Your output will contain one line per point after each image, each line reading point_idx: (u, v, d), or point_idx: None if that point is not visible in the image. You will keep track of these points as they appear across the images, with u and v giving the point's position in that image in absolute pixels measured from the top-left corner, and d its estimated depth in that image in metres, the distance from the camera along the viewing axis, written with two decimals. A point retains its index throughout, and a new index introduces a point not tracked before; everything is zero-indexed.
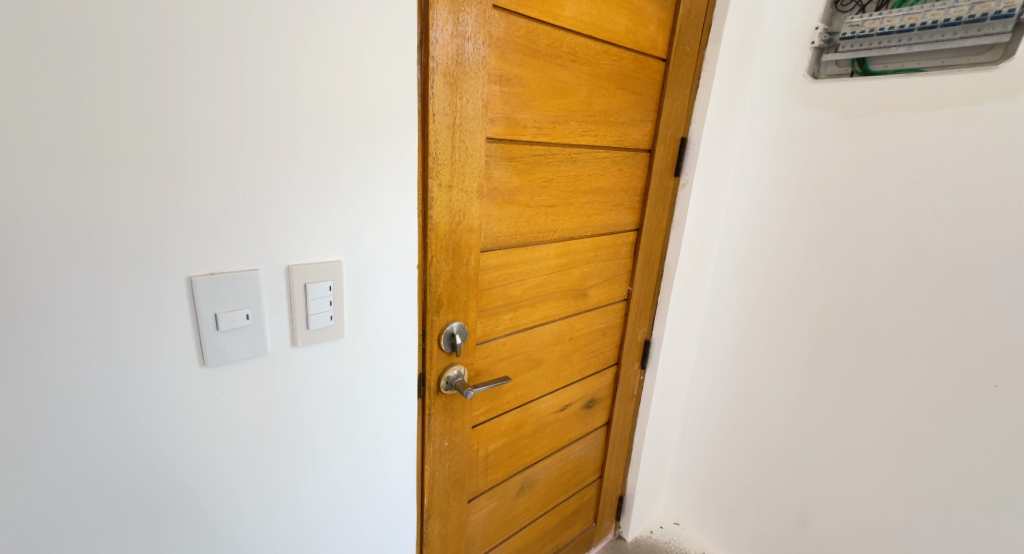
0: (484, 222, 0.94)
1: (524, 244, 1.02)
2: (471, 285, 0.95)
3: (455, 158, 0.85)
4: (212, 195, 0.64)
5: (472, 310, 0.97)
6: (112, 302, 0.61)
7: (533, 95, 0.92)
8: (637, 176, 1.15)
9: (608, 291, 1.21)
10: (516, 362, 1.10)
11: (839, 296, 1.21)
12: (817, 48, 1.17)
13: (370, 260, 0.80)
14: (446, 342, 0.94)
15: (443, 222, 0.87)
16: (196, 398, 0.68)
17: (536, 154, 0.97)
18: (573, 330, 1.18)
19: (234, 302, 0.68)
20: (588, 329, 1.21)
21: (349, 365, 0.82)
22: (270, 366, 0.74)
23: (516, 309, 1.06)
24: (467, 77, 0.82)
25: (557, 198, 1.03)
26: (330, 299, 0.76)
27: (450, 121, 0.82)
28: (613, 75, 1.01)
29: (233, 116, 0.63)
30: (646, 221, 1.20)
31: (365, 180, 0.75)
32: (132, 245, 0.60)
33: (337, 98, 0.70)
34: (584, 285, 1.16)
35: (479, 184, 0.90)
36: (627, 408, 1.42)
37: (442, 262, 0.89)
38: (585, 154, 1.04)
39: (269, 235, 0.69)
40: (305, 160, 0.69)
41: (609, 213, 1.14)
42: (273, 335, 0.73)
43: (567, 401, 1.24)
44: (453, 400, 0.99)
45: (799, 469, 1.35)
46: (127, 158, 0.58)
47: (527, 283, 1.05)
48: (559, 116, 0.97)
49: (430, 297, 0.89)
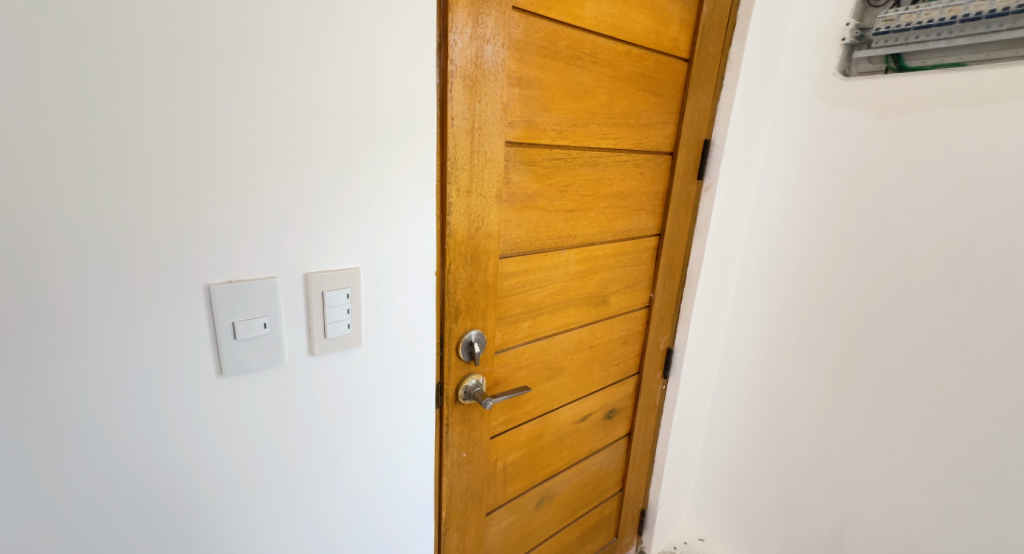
0: (502, 229, 0.92)
1: (543, 250, 1.00)
2: (490, 293, 0.94)
3: (474, 164, 0.83)
4: (232, 201, 0.63)
5: (490, 318, 0.95)
6: (129, 313, 0.60)
7: (553, 98, 0.90)
8: (659, 179, 1.12)
9: (629, 299, 1.18)
10: (535, 371, 1.07)
11: (873, 302, 1.17)
12: (848, 45, 1.13)
13: (388, 267, 0.78)
14: (464, 351, 0.93)
15: (461, 228, 0.85)
16: (213, 409, 0.67)
17: (555, 157, 0.95)
18: (593, 338, 1.15)
19: (252, 311, 0.67)
20: (609, 337, 1.18)
21: (369, 373, 0.80)
22: (286, 376, 0.72)
23: (534, 317, 1.03)
24: (486, 81, 0.80)
25: (577, 203, 1.01)
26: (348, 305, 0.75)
27: (469, 125, 0.81)
28: (635, 76, 0.99)
29: (255, 118, 0.62)
30: (669, 226, 1.16)
31: (385, 183, 0.74)
32: (152, 251, 0.60)
33: (358, 102, 0.69)
34: (605, 292, 1.13)
35: (498, 191, 0.88)
36: (649, 419, 1.37)
37: (460, 268, 0.88)
38: (605, 158, 1.02)
39: (290, 241, 0.68)
40: (327, 164, 0.68)
41: (630, 217, 1.10)
42: (291, 342, 0.71)
43: (587, 411, 1.20)
44: (471, 410, 0.97)
45: (832, 484, 1.29)
46: (146, 162, 0.57)
47: (546, 290, 1.03)
48: (579, 119, 0.95)
49: (447, 305, 0.88)
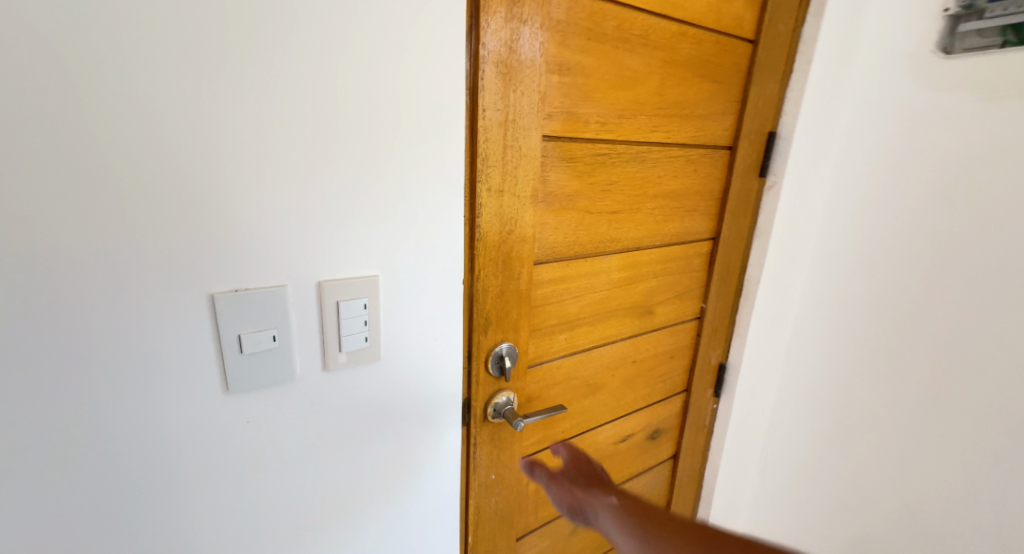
0: (536, 231, 0.84)
1: (583, 256, 0.90)
2: (523, 302, 0.85)
3: (508, 159, 0.74)
4: (238, 204, 0.56)
5: (523, 330, 0.87)
6: (126, 328, 0.54)
7: (597, 86, 0.80)
8: (715, 177, 1.00)
9: (677, 309, 1.07)
10: (572, 387, 0.98)
11: (974, 320, 1.00)
12: (952, 17, 0.96)
13: (410, 274, 0.70)
14: (493, 365, 0.85)
15: (492, 231, 0.77)
16: (219, 432, 0.61)
17: (599, 153, 0.85)
18: (636, 352, 1.04)
19: (260, 323, 0.60)
20: (654, 351, 1.07)
21: (388, 391, 0.73)
22: (298, 394, 0.66)
23: (572, 328, 0.94)
24: (523, 67, 0.71)
25: (621, 203, 0.91)
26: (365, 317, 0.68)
27: (502, 117, 0.72)
28: (691, 60, 0.88)
29: (262, 110, 0.55)
30: (725, 229, 1.04)
31: (406, 182, 0.66)
32: (150, 260, 0.54)
33: (379, 92, 0.61)
34: (651, 302, 1.02)
35: (533, 190, 0.79)
36: (697, 440, 1.25)
37: (490, 276, 0.79)
38: (655, 153, 0.91)
39: (303, 248, 0.61)
40: (344, 163, 0.61)
41: (680, 220, 0.99)
42: (296, 361, 0.64)
43: (629, 431, 1.10)
44: (501, 429, 0.89)
45: (913, 526, 1.14)
46: (142, 161, 0.51)
47: (585, 299, 0.93)
48: (626, 110, 0.84)
49: (476, 315, 0.80)
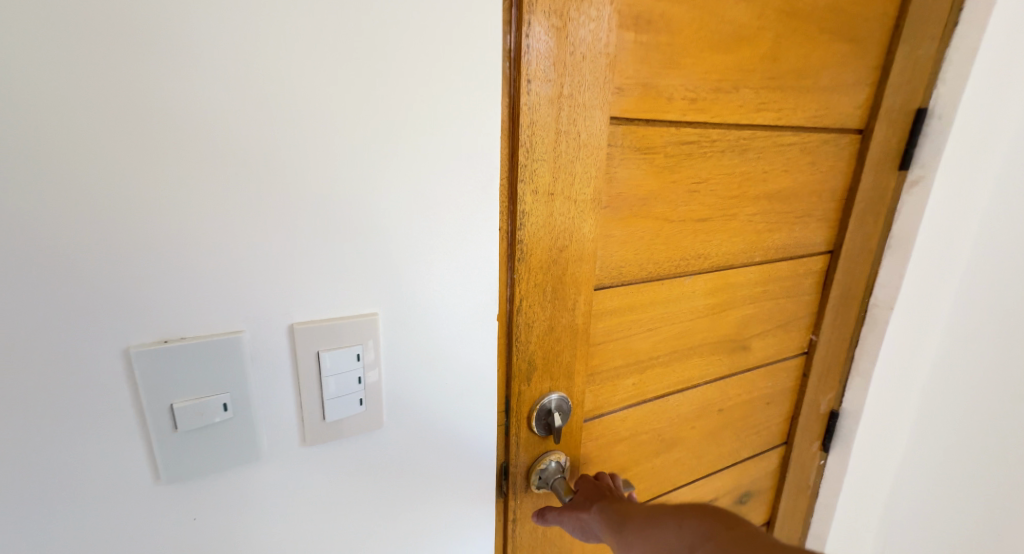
0: (598, 248, 0.62)
1: (659, 278, 0.68)
2: (581, 340, 0.64)
3: (561, 149, 0.54)
4: (178, 217, 0.41)
5: (579, 375, 0.66)
6: (24, 389, 0.40)
7: (685, 47, 0.58)
8: (838, 171, 0.74)
9: (780, 343, 0.82)
10: (640, 445, 0.76)
11: None
12: None
13: (420, 312, 0.52)
14: (539, 423, 0.64)
15: (540, 247, 0.57)
16: (157, 525, 0.45)
17: (683, 140, 0.63)
18: (724, 399, 0.81)
19: (209, 384, 0.45)
20: (747, 396, 0.83)
21: (395, 464, 0.55)
22: (265, 477, 0.49)
23: (643, 371, 0.72)
24: (584, 16, 0.51)
25: (711, 208, 0.68)
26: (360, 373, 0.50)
27: (554, 91, 0.52)
28: (819, 10, 0.63)
29: (212, 84, 0.39)
30: (850, 241, 0.78)
31: (418, 185, 0.48)
32: (55, 299, 0.39)
33: (378, 62, 0.44)
34: (745, 335, 0.78)
35: (594, 192, 0.58)
36: (799, 507, 0.97)
37: (536, 306, 0.59)
38: (760, 138, 0.67)
39: (275, 280, 0.45)
40: (328, 160, 0.44)
41: (789, 228, 0.75)
42: (265, 430, 0.48)
43: (711, 496, 0.87)
44: (546, 503, 0.68)
45: None
46: (37, 158, 0.37)
47: (660, 333, 0.71)
48: (723, 80, 0.62)
49: (516, 358, 0.60)
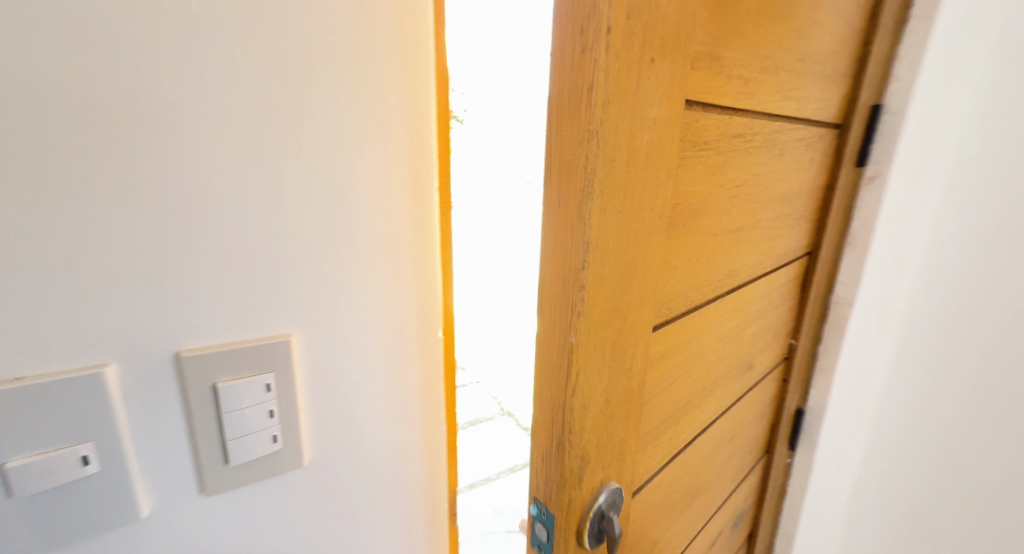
0: (650, 280, 0.45)
1: (700, 306, 0.54)
2: (635, 404, 0.48)
3: (629, 145, 0.38)
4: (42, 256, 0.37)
5: (629, 452, 0.48)
6: None
7: (744, 12, 0.45)
8: (822, 166, 0.70)
9: (771, 354, 0.76)
10: (670, 508, 0.62)
11: None
12: None
13: (329, 337, 0.49)
14: (592, 535, 0.45)
15: (604, 289, 0.39)
16: None
17: (733, 133, 0.49)
18: (733, 426, 0.71)
19: (78, 440, 0.39)
20: (747, 417, 0.75)
21: (308, 504, 0.50)
22: (157, 539, 0.43)
23: (680, 421, 0.58)
24: None
25: (745, 214, 0.56)
26: (272, 406, 0.46)
27: (628, 61, 0.35)
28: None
29: (63, 116, 0.36)
30: (830, 244, 0.76)
31: (304, 237, 0.45)
32: None
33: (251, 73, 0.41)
34: (753, 353, 0.69)
35: (656, 206, 0.42)
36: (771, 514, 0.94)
37: (593, 375, 0.41)
38: (784, 130, 0.57)
39: (158, 320, 0.41)
40: (209, 183, 0.41)
41: (789, 230, 0.68)
42: (152, 484, 0.42)
43: (716, 534, 0.77)
44: None
45: None
46: None
47: (697, 372, 0.57)
48: (769, 58, 0.50)
49: (568, 450, 0.42)
